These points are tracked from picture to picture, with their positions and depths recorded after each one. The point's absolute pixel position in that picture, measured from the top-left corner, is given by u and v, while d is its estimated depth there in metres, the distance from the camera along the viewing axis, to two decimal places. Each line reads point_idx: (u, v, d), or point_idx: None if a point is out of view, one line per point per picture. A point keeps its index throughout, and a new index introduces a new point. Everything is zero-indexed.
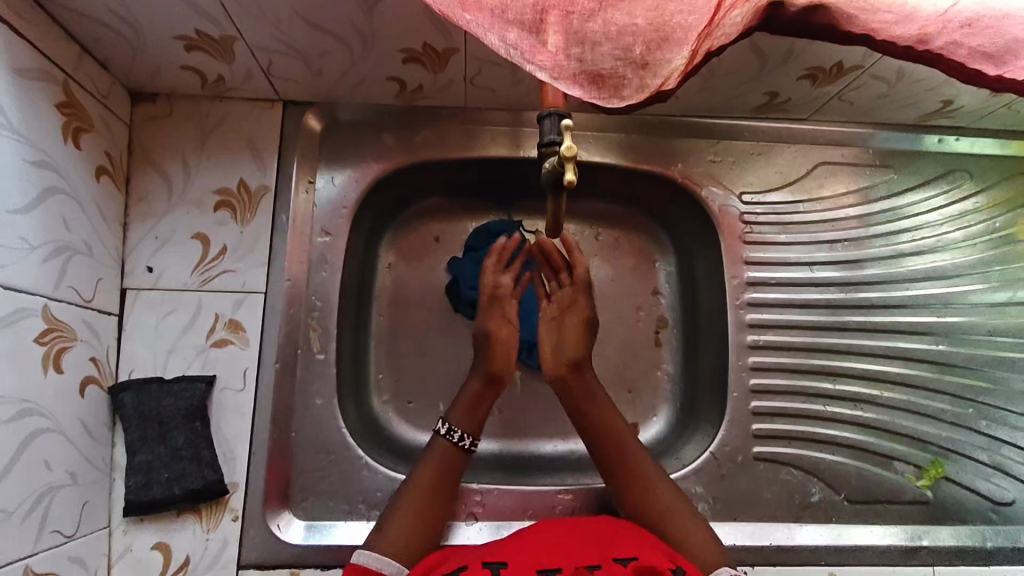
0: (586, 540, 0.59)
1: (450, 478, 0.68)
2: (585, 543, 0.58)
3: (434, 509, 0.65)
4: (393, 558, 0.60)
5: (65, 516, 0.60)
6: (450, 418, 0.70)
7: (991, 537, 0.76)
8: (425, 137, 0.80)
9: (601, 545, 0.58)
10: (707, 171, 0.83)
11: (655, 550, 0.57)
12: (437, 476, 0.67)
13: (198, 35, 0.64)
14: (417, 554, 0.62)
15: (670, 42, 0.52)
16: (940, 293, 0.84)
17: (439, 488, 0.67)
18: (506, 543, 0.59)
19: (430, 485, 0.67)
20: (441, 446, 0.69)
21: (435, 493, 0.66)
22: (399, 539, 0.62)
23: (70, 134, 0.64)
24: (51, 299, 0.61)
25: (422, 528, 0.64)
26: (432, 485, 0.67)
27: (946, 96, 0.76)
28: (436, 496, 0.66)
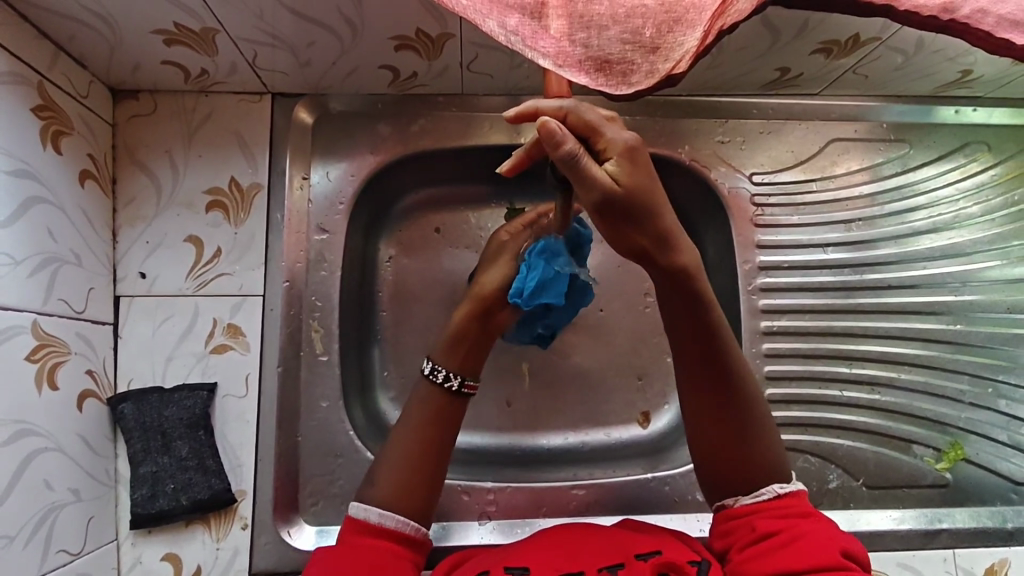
0: (617, 536, 0.58)
1: (443, 423, 0.63)
2: (613, 540, 0.57)
3: (429, 450, 0.61)
4: (389, 513, 0.58)
5: (70, 535, 0.59)
6: (436, 357, 0.65)
7: (1011, 518, 0.75)
8: (423, 126, 0.76)
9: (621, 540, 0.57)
10: (717, 153, 0.80)
11: (678, 544, 0.57)
12: (427, 417, 0.62)
13: (178, 29, 0.60)
14: (414, 496, 0.59)
15: (682, 23, 0.49)
16: (958, 271, 0.82)
17: (432, 434, 0.62)
18: (532, 543, 0.58)
19: (420, 432, 0.62)
20: (426, 388, 0.64)
21: (426, 437, 0.62)
22: (390, 490, 0.59)
23: (49, 139, 0.61)
24: (40, 315, 0.58)
25: (414, 474, 0.60)
26: (423, 434, 0.62)
27: (965, 66, 0.73)
28: (431, 445, 0.61)
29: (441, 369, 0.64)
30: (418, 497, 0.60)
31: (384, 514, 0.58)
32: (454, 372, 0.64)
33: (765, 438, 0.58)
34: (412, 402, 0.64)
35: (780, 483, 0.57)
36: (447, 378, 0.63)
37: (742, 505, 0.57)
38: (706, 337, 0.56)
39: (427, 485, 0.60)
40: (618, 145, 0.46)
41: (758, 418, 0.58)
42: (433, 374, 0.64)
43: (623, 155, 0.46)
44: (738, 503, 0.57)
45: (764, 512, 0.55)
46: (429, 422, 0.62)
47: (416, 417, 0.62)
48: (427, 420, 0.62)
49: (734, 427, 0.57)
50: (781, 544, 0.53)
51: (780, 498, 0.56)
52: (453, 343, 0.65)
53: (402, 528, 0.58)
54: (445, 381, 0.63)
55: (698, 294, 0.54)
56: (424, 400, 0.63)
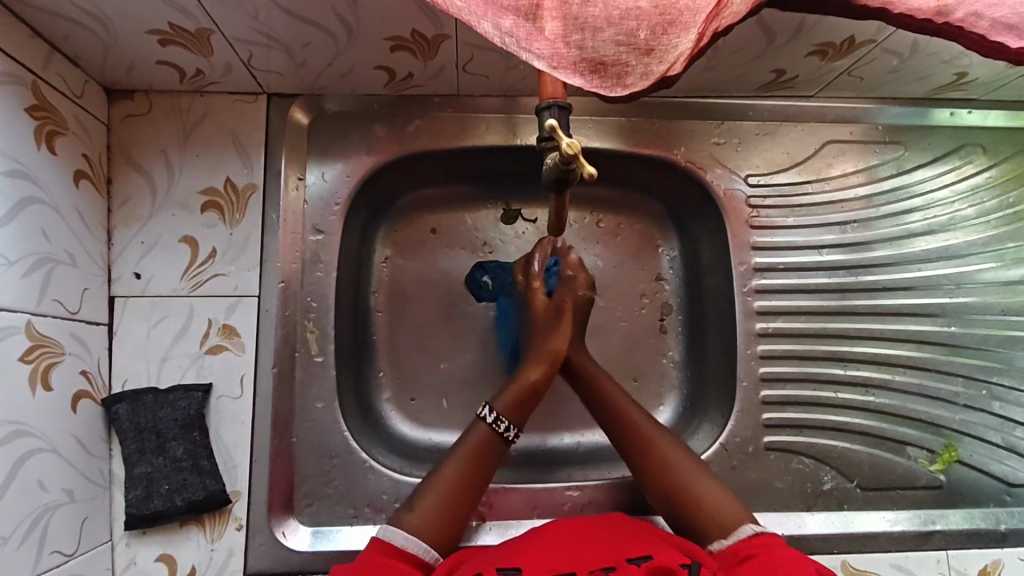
0: (615, 542, 0.58)
1: (486, 464, 0.66)
2: (611, 545, 0.57)
3: (475, 486, 0.65)
4: (415, 537, 0.60)
5: (64, 536, 0.59)
6: (496, 404, 0.68)
7: (1004, 520, 0.75)
8: (418, 127, 0.76)
9: (608, 544, 0.57)
10: (713, 154, 0.80)
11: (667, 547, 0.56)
12: (477, 459, 0.66)
13: (172, 29, 0.60)
14: (443, 530, 0.62)
15: (677, 25, 0.48)
16: (953, 273, 0.82)
17: (478, 474, 0.65)
18: (525, 544, 0.58)
19: (468, 474, 0.65)
20: (482, 430, 0.67)
21: (471, 475, 0.65)
22: (426, 520, 0.61)
23: (44, 139, 0.61)
24: (34, 315, 0.58)
25: (451, 508, 0.63)
26: (470, 470, 0.65)
27: (960, 69, 0.73)
28: (469, 483, 0.64)
29: (504, 419, 0.68)
30: (448, 534, 0.62)
31: (412, 540, 0.59)
32: (512, 422, 0.68)
33: (687, 460, 0.67)
34: (464, 440, 0.67)
35: (755, 525, 0.61)
36: (509, 428, 0.68)
37: (724, 548, 0.60)
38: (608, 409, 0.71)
39: (461, 520, 0.63)
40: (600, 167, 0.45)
41: (671, 443, 0.68)
42: (490, 418, 0.67)
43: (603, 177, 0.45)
44: (720, 547, 0.60)
45: (741, 546, 0.58)
46: (483, 461, 0.66)
47: (465, 453, 0.66)
48: (477, 459, 0.66)
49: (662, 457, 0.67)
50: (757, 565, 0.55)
51: (756, 535, 0.59)
52: (514, 393, 0.69)
53: (424, 555, 0.59)
54: (501, 429, 0.67)
55: (590, 399, 0.73)
56: (477, 440, 0.67)
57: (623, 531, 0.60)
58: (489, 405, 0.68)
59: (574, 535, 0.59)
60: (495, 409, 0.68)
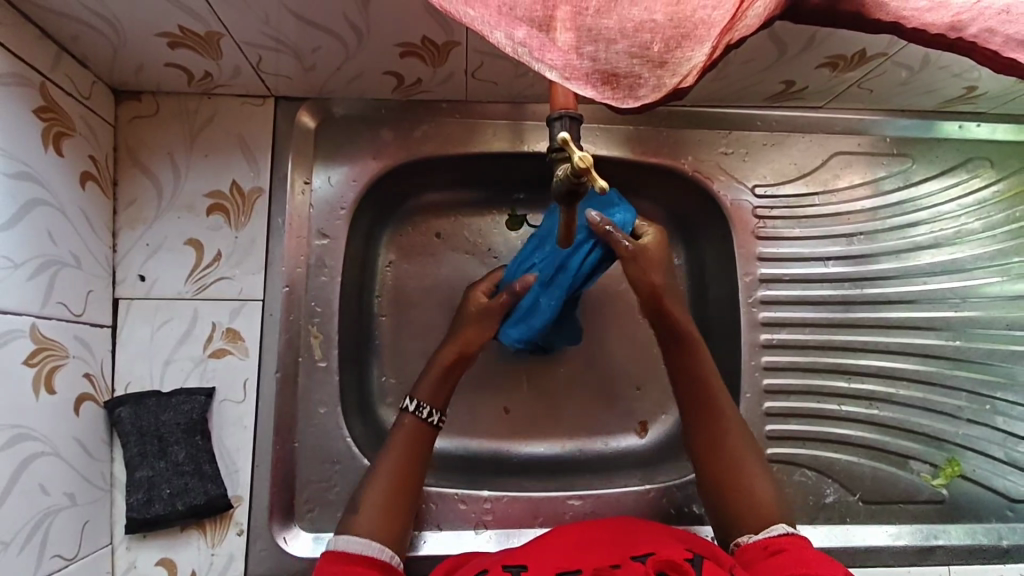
0: (633, 539, 0.59)
1: (418, 457, 0.66)
2: (624, 543, 0.58)
3: (410, 483, 0.64)
4: (369, 540, 0.60)
5: (65, 540, 0.59)
6: (416, 394, 0.68)
7: (1006, 536, 0.76)
8: (425, 132, 0.76)
9: (612, 546, 0.58)
10: (719, 164, 0.80)
11: (672, 543, 0.57)
12: (407, 456, 0.65)
13: (182, 32, 0.60)
14: (395, 528, 0.62)
15: (691, 39, 0.47)
16: (958, 286, 0.82)
17: (411, 468, 0.65)
18: (538, 544, 0.59)
19: (399, 467, 0.65)
20: (408, 424, 0.67)
21: (404, 473, 0.64)
22: (374, 519, 0.61)
23: (51, 140, 0.61)
24: (39, 318, 0.58)
25: (396, 509, 0.63)
26: (406, 466, 0.65)
27: (969, 82, 0.73)
28: (404, 479, 0.64)
29: (426, 404, 0.67)
30: (397, 528, 0.62)
31: (366, 543, 0.59)
32: (438, 409, 0.68)
33: (748, 449, 0.66)
34: (393, 440, 0.66)
35: (786, 525, 0.61)
36: (432, 414, 0.67)
37: (753, 541, 0.61)
38: (695, 374, 0.68)
39: (404, 516, 0.63)
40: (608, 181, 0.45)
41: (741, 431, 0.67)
42: (418, 410, 0.67)
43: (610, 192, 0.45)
44: (748, 540, 0.61)
45: (773, 542, 0.59)
46: (413, 455, 0.65)
47: (397, 451, 0.65)
48: (404, 457, 0.65)
49: (731, 445, 0.66)
50: (785, 563, 0.55)
51: (786, 535, 0.60)
52: (433, 377, 0.68)
53: (379, 555, 0.59)
54: (429, 417, 0.67)
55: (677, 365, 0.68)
56: (409, 436, 0.66)
57: (644, 529, 0.62)
58: (413, 396, 0.68)
59: (584, 537, 0.61)
60: (417, 400, 0.67)
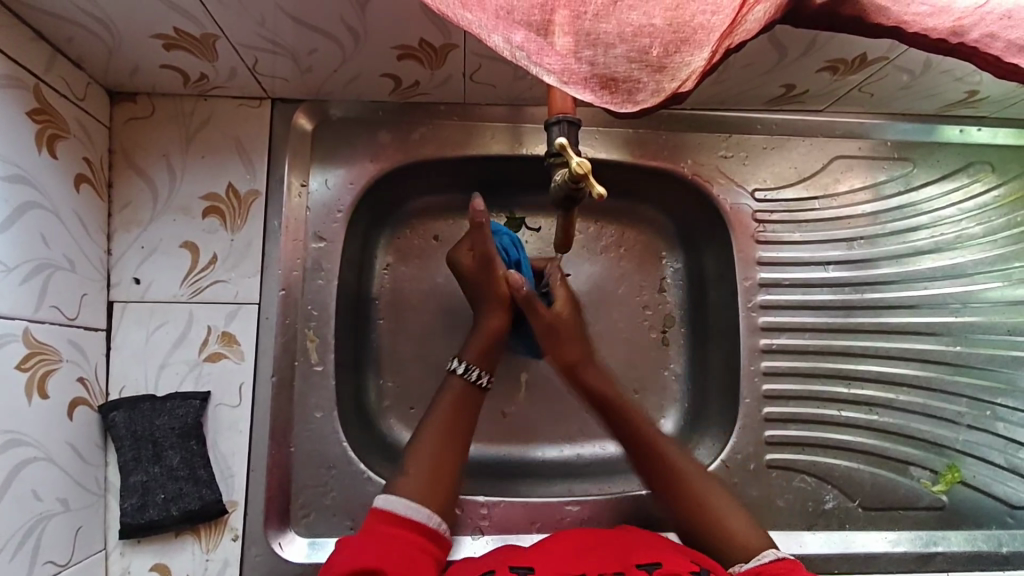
0: (637, 547, 0.59)
1: (467, 418, 0.66)
2: (629, 551, 0.58)
3: (457, 446, 0.64)
4: (418, 503, 0.59)
5: (57, 546, 0.58)
6: (466, 356, 0.68)
7: (1006, 542, 0.75)
8: (423, 135, 0.76)
9: (613, 552, 0.58)
10: (719, 167, 0.79)
11: (675, 552, 0.57)
12: (456, 416, 0.65)
13: (177, 34, 0.59)
14: (443, 493, 0.62)
15: (690, 44, 0.46)
16: (959, 292, 0.81)
17: (459, 430, 0.65)
18: (542, 547, 0.59)
19: (447, 427, 0.65)
20: (458, 385, 0.67)
21: (454, 434, 0.65)
22: (422, 483, 0.61)
23: (44, 143, 0.60)
24: (32, 322, 0.57)
25: (444, 472, 0.62)
26: (452, 428, 0.65)
27: (972, 86, 0.72)
28: (453, 438, 0.64)
29: (474, 367, 0.68)
30: (444, 493, 0.62)
31: (416, 507, 0.59)
32: (484, 370, 0.68)
33: (714, 489, 0.66)
34: (440, 400, 0.67)
35: (777, 550, 0.60)
36: (480, 376, 0.68)
37: (745, 569, 0.60)
38: (630, 434, 0.70)
39: (452, 482, 0.63)
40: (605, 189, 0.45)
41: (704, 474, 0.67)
42: (465, 372, 0.67)
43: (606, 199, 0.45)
44: (740, 570, 0.60)
45: (762, 571, 0.58)
46: (458, 418, 0.65)
47: (444, 411, 0.66)
48: (452, 418, 0.65)
49: (692, 487, 0.66)
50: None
51: (776, 561, 0.59)
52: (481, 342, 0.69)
53: (427, 521, 0.59)
54: (475, 378, 0.68)
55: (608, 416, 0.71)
56: (455, 398, 0.66)
57: (647, 538, 0.61)
58: (461, 358, 0.68)
59: (583, 542, 0.60)
60: (465, 361, 0.68)
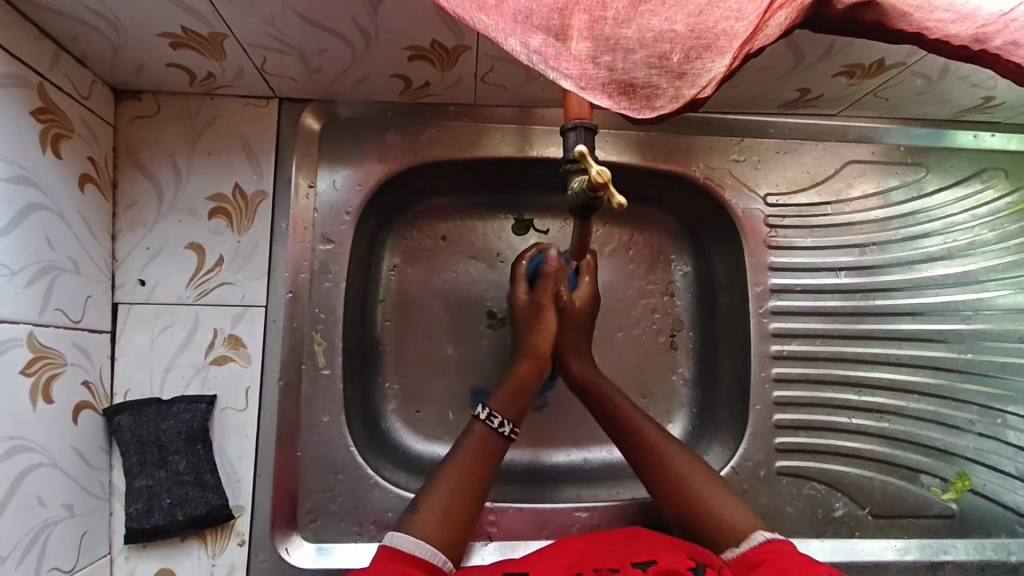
0: (629, 549, 0.58)
1: (488, 468, 0.65)
2: (621, 552, 0.57)
3: (474, 488, 0.63)
4: (424, 542, 0.58)
5: (63, 552, 0.58)
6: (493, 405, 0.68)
7: (1015, 551, 0.75)
8: (432, 136, 0.75)
9: (614, 553, 0.57)
10: (731, 171, 0.78)
11: (673, 550, 0.56)
12: (477, 461, 0.64)
13: (185, 33, 0.58)
14: (453, 535, 0.60)
15: (712, 50, 0.45)
16: (971, 299, 0.81)
17: (479, 475, 0.64)
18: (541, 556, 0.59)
19: (470, 472, 0.64)
20: (481, 432, 0.66)
21: (473, 481, 0.63)
22: (432, 522, 0.60)
23: (49, 142, 0.59)
24: (36, 326, 0.56)
25: (456, 514, 0.61)
26: (472, 472, 0.64)
27: (986, 92, 0.71)
28: (476, 487, 0.63)
29: (498, 415, 0.67)
30: (456, 534, 0.60)
31: (421, 545, 0.58)
32: (507, 419, 0.67)
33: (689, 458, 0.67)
34: (463, 444, 0.66)
35: (766, 530, 0.59)
36: (503, 424, 0.67)
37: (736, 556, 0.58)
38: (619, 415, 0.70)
39: (464, 523, 0.61)
40: (621, 195, 0.44)
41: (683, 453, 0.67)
42: (488, 418, 0.66)
43: (620, 205, 0.44)
44: (734, 554, 0.59)
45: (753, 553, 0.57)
46: (482, 458, 0.65)
47: (469, 456, 0.64)
48: (475, 466, 0.64)
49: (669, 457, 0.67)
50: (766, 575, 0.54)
51: (766, 542, 0.58)
52: (508, 392, 0.69)
53: (430, 558, 0.57)
54: (499, 426, 0.67)
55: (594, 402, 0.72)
56: (477, 442, 0.66)
57: (635, 539, 0.60)
58: (486, 403, 0.68)
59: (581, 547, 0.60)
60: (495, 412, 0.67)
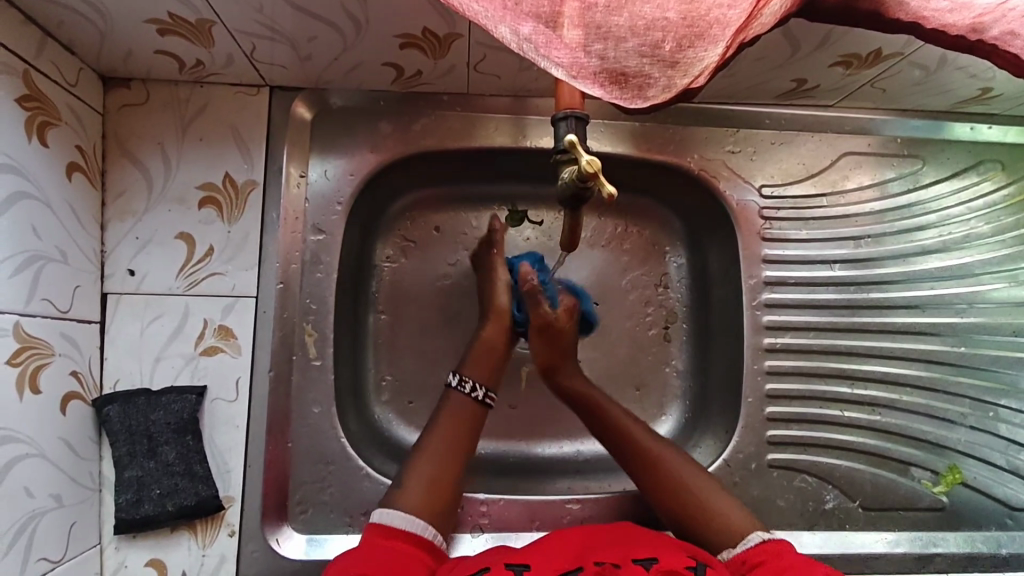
0: (622, 544, 0.57)
1: (467, 431, 0.66)
2: (616, 547, 0.57)
3: (458, 459, 0.64)
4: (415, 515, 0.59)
5: (51, 542, 0.57)
6: (463, 370, 0.69)
7: (1005, 544, 0.76)
8: (425, 126, 0.74)
9: (609, 546, 0.57)
10: (726, 163, 0.78)
11: (673, 548, 0.56)
12: (455, 427, 0.66)
13: (172, 19, 0.57)
14: (439, 505, 0.61)
15: (705, 38, 0.44)
16: (965, 292, 0.80)
17: (460, 439, 0.65)
18: (539, 544, 0.59)
19: (450, 440, 0.65)
20: (456, 398, 0.68)
21: (454, 448, 0.64)
22: (420, 494, 0.60)
23: (35, 130, 0.58)
24: (23, 316, 0.56)
25: (442, 485, 0.62)
26: (453, 438, 0.65)
27: (985, 83, 0.70)
28: (456, 447, 0.65)
29: (469, 379, 0.68)
30: (441, 505, 0.61)
31: (411, 518, 0.58)
32: (480, 383, 0.69)
33: (686, 466, 0.66)
34: (441, 411, 0.67)
35: (763, 533, 0.59)
36: (475, 388, 0.68)
37: (732, 556, 0.58)
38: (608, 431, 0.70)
39: (450, 496, 0.62)
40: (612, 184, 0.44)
41: (681, 460, 0.67)
42: (460, 385, 0.68)
43: (610, 194, 0.44)
44: (730, 555, 0.59)
45: (750, 554, 0.57)
46: (456, 427, 0.66)
47: (445, 424, 0.66)
48: (454, 433, 0.65)
49: (664, 470, 0.66)
50: (765, 574, 0.54)
51: (762, 544, 0.58)
52: (477, 355, 0.70)
53: (424, 532, 0.58)
54: (471, 391, 0.68)
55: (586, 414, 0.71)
56: (454, 409, 0.67)
57: (630, 534, 0.60)
58: (458, 370, 0.69)
59: (580, 535, 0.60)
60: (464, 376, 0.68)
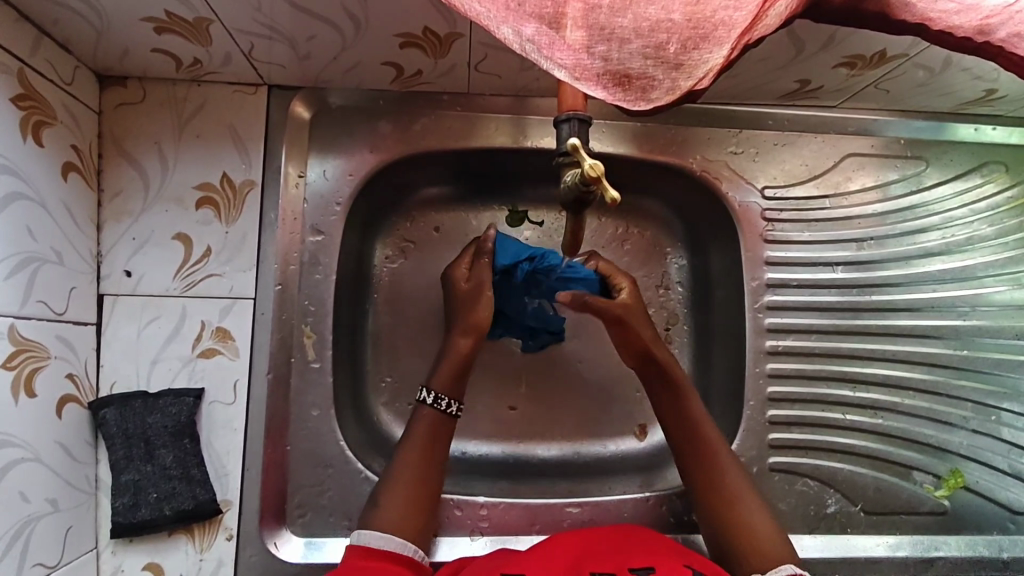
0: (617, 549, 0.57)
1: (439, 445, 0.66)
2: (611, 553, 0.57)
3: (431, 473, 0.65)
4: (393, 535, 0.60)
5: (47, 548, 0.57)
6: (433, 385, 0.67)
7: (1006, 547, 0.75)
8: (425, 125, 0.73)
9: (604, 552, 0.57)
10: (729, 163, 0.77)
11: (670, 557, 0.56)
12: (426, 444, 0.65)
13: (169, 17, 0.57)
14: (418, 523, 0.62)
15: (710, 40, 0.43)
16: (967, 295, 0.80)
17: (431, 457, 0.65)
18: (531, 552, 0.58)
19: (421, 458, 0.65)
20: (428, 416, 0.67)
21: (424, 467, 0.64)
22: (399, 512, 0.61)
23: (30, 130, 0.58)
24: (18, 319, 0.55)
25: (418, 504, 0.63)
26: (424, 457, 0.65)
27: (990, 85, 0.70)
28: (428, 462, 0.65)
29: (443, 395, 0.67)
30: (420, 522, 0.62)
31: (388, 537, 0.59)
32: (455, 398, 0.68)
33: (741, 476, 0.66)
34: (412, 429, 0.67)
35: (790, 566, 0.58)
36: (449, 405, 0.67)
37: None
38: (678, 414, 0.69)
39: (427, 512, 0.63)
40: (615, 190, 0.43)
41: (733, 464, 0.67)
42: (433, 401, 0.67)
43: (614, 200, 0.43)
44: None
45: None
46: (427, 447, 0.65)
47: (418, 442, 0.65)
48: (425, 450, 0.65)
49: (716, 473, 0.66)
50: None
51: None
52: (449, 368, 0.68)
53: (401, 549, 0.59)
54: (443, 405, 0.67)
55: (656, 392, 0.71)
56: (424, 426, 0.66)
57: (623, 537, 0.60)
58: (428, 387, 0.67)
59: (573, 541, 0.60)
60: (434, 391, 0.67)
